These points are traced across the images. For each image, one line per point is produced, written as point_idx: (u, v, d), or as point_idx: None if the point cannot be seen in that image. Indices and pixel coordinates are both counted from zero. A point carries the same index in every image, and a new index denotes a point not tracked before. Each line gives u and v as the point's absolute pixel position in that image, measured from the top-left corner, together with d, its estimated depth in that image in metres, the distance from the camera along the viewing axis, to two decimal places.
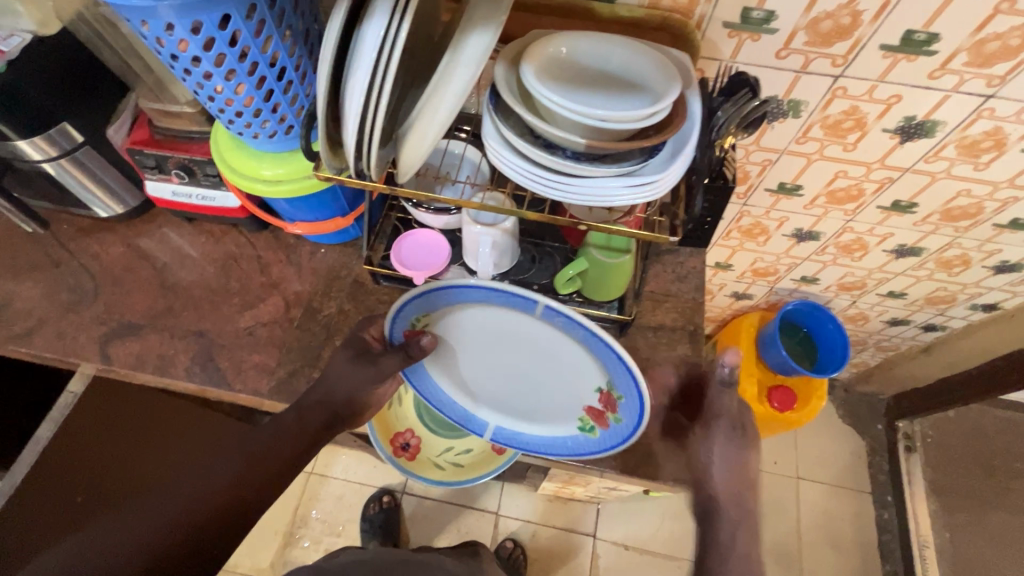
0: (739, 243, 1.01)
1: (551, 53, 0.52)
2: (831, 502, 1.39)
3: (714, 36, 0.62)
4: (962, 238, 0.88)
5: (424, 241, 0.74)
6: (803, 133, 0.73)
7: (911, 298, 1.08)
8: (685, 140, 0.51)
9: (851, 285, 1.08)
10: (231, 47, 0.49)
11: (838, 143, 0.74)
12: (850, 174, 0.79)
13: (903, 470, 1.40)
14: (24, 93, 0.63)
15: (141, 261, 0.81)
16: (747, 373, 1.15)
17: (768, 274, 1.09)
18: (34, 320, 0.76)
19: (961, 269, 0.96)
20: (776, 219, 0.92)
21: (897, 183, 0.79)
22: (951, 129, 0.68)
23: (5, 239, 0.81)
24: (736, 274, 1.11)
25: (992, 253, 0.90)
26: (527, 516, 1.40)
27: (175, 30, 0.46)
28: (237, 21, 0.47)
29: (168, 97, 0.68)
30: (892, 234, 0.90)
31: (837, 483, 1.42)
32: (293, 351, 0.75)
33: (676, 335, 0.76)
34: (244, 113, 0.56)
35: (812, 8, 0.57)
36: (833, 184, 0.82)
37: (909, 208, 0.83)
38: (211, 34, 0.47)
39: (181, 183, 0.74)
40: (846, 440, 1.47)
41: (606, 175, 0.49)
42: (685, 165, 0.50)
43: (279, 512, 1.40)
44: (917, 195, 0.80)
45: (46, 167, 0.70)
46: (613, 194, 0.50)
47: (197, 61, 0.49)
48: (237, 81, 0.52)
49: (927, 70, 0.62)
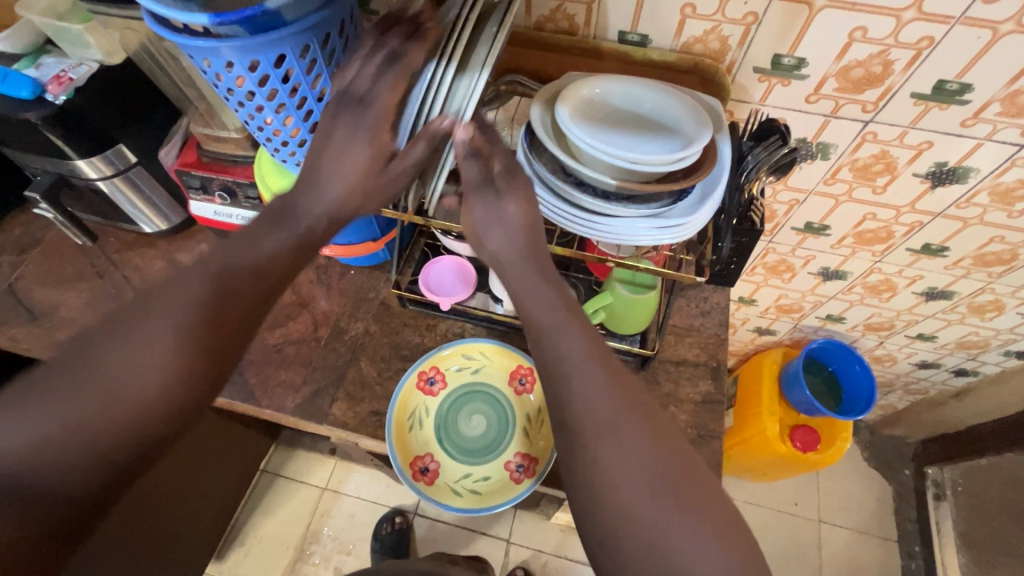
0: (763, 279, 1.01)
1: (585, 95, 0.54)
2: (854, 549, 1.34)
3: (744, 80, 0.63)
4: (995, 284, 0.86)
5: (452, 268, 0.77)
6: (831, 174, 0.73)
7: (941, 342, 1.06)
8: (713, 185, 0.52)
9: (878, 326, 1.06)
10: (283, 83, 0.52)
11: (867, 186, 0.74)
12: (879, 217, 0.79)
13: (931, 519, 1.34)
14: (85, 116, 0.67)
15: None
16: (769, 411, 1.13)
17: (792, 311, 1.08)
18: (76, 328, 0.79)
19: (994, 315, 0.94)
20: (803, 257, 0.92)
21: (927, 228, 0.79)
22: (984, 176, 0.68)
23: (54, 249, 0.86)
24: (760, 310, 1.10)
25: None
26: (538, 546, 1.38)
27: (234, 68, 0.49)
28: (290, 59, 0.50)
29: (218, 122, 0.71)
30: (922, 278, 0.89)
31: (861, 528, 1.37)
32: (319, 370, 0.77)
33: (698, 371, 0.76)
34: (289, 143, 0.59)
35: (843, 56, 0.58)
36: (861, 226, 0.82)
37: (940, 252, 0.82)
38: (266, 72, 0.50)
39: (223, 204, 0.78)
40: (870, 484, 1.42)
41: (632, 214, 0.50)
42: (713, 210, 0.51)
43: (292, 526, 1.41)
44: (947, 240, 0.80)
45: (101, 185, 0.75)
46: (640, 233, 0.51)
47: (251, 95, 0.52)
48: (286, 114, 0.55)
49: (960, 118, 0.62)
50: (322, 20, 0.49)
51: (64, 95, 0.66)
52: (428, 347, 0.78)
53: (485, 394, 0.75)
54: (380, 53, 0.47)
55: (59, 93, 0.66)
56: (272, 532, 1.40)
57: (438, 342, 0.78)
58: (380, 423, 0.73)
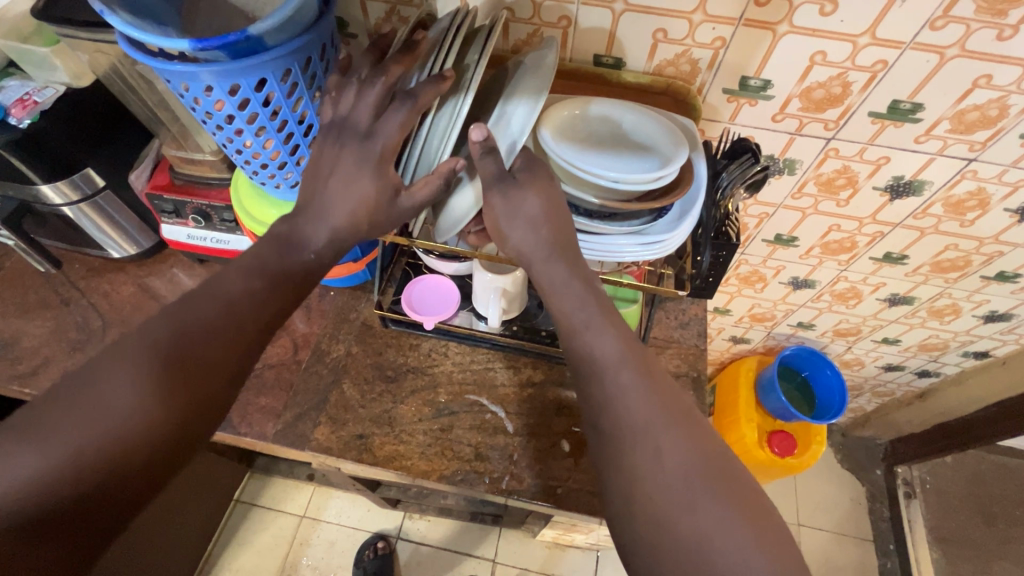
0: (737, 290, 1.04)
1: (567, 116, 0.56)
2: (834, 554, 1.37)
3: (714, 100, 0.66)
4: (952, 289, 0.91)
5: (435, 286, 0.77)
6: (798, 189, 0.77)
7: (905, 345, 1.11)
8: (692, 203, 0.53)
9: (846, 332, 1.10)
10: (264, 107, 0.51)
11: (832, 199, 0.78)
12: (843, 228, 0.83)
13: (903, 517, 1.39)
14: (49, 139, 0.65)
15: (149, 301, 0.81)
16: (747, 418, 1.17)
17: (765, 319, 1.11)
18: (39, 359, 0.76)
19: (952, 318, 0.99)
20: (774, 268, 0.95)
21: (887, 237, 0.83)
22: (938, 188, 0.72)
23: (16, 276, 0.82)
24: (734, 319, 1.14)
25: (980, 303, 0.93)
26: (524, 564, 1.36)
27: (213, 92, 0.49)
28: (272, 83, 0.50)
29: (192, 145, 0.70)
30: (884, 284, 0.93)
31: (838, 529, 1.40)
32: (300, 395, 0.75)
33: (679, 382, 0.77)
34: (269, 166, 0.58)
35: (805, 78, 0.61)
36: (827, 237, 0.85)
37: (900, 260, 0.87)
38: (247, 96, 0.49)
39: (197, 227, 0.76)
40: (845, 485, 1.46)
41: (611, 231, 0.52)
42: (692, 226, 0.53)
43: (270, 557, 1.35)
44: (907, 248, 0.84)
45: (66, 211, 0.72)
46: (622, 250, 0.52)
47: (231, 118, 0.52)
48: (266, 136, 0.54)
49: (913, 135, 0.66)
50: (304, 45, 0.49)
51: (28, 119, 0.64)
52: (411, 367, 0.77)
53: (472, 408, 0.74)
54: (355, 99, 0.47)
55: (23, 118, 0.64)
56: (248, 565, 1.34)
57: (423, 361, 0.78)
58: (365, 446, 0.71)
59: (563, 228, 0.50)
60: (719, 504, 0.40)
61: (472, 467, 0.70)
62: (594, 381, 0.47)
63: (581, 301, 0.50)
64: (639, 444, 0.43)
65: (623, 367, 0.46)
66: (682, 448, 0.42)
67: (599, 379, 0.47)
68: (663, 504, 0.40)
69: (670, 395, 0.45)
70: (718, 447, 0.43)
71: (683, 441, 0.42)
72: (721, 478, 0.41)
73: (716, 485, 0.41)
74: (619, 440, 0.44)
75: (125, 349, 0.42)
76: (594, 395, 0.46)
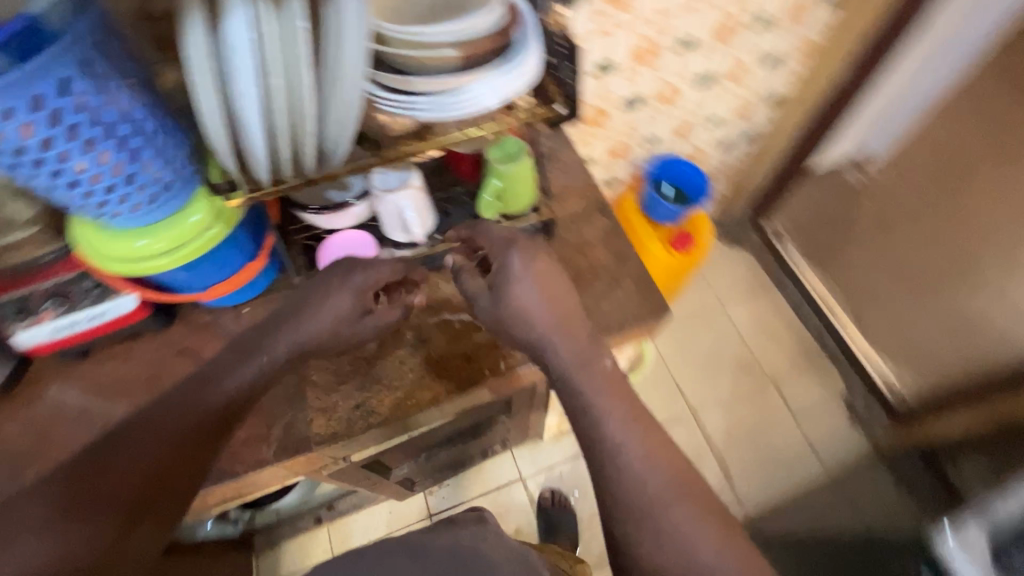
0: (589, 134, 1.15)
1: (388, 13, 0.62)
2: (750, 328, 1.64)
3: None
4: (737, 51, 1.09)
5: (344, 240, 0.79)
6: (591, 14, 0.85)
7: (729, 117, 1.30)
8: (527, 28, 0.62)
9: (684, 127, 1.27)
10: (79, 116, 0.47)
11: (620, 12, 0.88)
12: (641, 35, 0.94)
13: (784, 255, 1.69)
14: None
15: (50, 414, 0.72)
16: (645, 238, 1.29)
17: (623, 150, 1.25)
18: None
19: (749, 77, 1.18)
20: (607, 98, 1.06)
21: (675, 28, 0.96)
22: None
23: None
24: (601, 163, 1.26)
25: (760, 53, 1.12)
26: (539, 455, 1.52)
27: (14, 115, 0.44)
28: (76, 84, 0.46)
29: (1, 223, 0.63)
30: (692, 71, 1.08)
31: (748, 290, 1.69)
32: (276, 408, 0.75)
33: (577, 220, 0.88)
34: (115, 185, 0.54)
35: None
36: (633, 50, 0.97)
37: (691, 44, 1.01)
38: (54, 107, 0.45)
39: (57, 315, 0.68)
40: (739, 256, 1.73)
41: (475, 75, 0.59)
42: (537, 45, 0.61)
43: None
44: (692, 30, 0.98)
45: None
46: (501, 88, 0.59)
47: (47, 142, 0.47)
48: (97, 149, 0.50)
49: None
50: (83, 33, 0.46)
51: None
52: None
53: (437, 323, 0.80)
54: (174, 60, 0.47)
55: None
56: None
57: None
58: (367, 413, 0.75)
59: (557, 310, 0.66)
60: (729, 556, 0.55)
61: (470, 378, 0.77)
62: (595, 427, 0.61)
63: (579, 384, 0.64)
64: (644, 517, 0.56)
65: (627, 438, 0.60)
66: (684, 516, 0.56)
67: (611, 454, 0.60)
68: (667, 560, 0.55)
69: (673, 471, 0.59)
70: (707, 501, 0.59)
71: (684, 511, 0.57)
72: (715, 537, 0.56)
73: (711, 531, 0.56)
74: (631, 516, 0.57)
75: (119, 440, 0.57)
76: (605, 462, 0.60)
